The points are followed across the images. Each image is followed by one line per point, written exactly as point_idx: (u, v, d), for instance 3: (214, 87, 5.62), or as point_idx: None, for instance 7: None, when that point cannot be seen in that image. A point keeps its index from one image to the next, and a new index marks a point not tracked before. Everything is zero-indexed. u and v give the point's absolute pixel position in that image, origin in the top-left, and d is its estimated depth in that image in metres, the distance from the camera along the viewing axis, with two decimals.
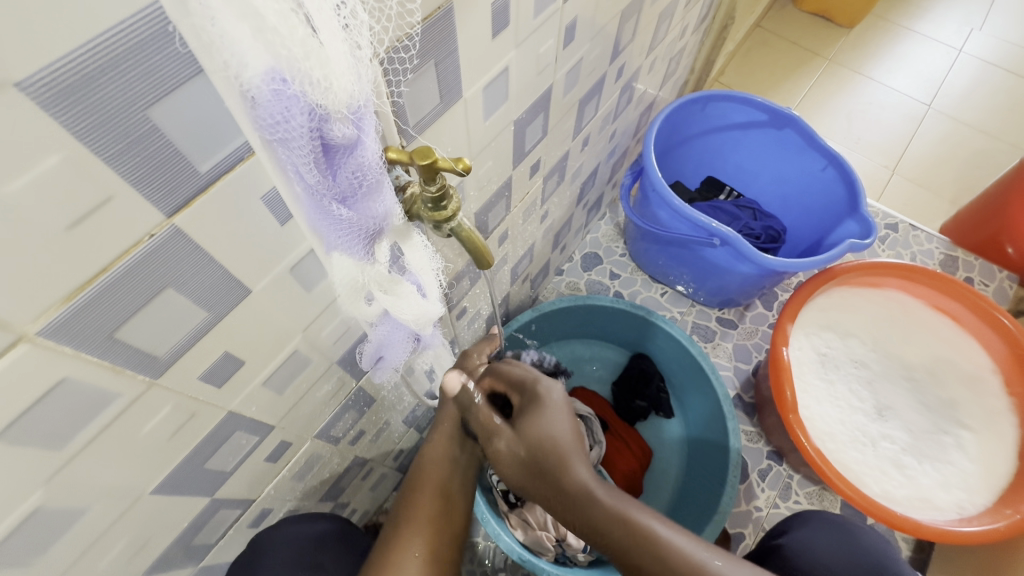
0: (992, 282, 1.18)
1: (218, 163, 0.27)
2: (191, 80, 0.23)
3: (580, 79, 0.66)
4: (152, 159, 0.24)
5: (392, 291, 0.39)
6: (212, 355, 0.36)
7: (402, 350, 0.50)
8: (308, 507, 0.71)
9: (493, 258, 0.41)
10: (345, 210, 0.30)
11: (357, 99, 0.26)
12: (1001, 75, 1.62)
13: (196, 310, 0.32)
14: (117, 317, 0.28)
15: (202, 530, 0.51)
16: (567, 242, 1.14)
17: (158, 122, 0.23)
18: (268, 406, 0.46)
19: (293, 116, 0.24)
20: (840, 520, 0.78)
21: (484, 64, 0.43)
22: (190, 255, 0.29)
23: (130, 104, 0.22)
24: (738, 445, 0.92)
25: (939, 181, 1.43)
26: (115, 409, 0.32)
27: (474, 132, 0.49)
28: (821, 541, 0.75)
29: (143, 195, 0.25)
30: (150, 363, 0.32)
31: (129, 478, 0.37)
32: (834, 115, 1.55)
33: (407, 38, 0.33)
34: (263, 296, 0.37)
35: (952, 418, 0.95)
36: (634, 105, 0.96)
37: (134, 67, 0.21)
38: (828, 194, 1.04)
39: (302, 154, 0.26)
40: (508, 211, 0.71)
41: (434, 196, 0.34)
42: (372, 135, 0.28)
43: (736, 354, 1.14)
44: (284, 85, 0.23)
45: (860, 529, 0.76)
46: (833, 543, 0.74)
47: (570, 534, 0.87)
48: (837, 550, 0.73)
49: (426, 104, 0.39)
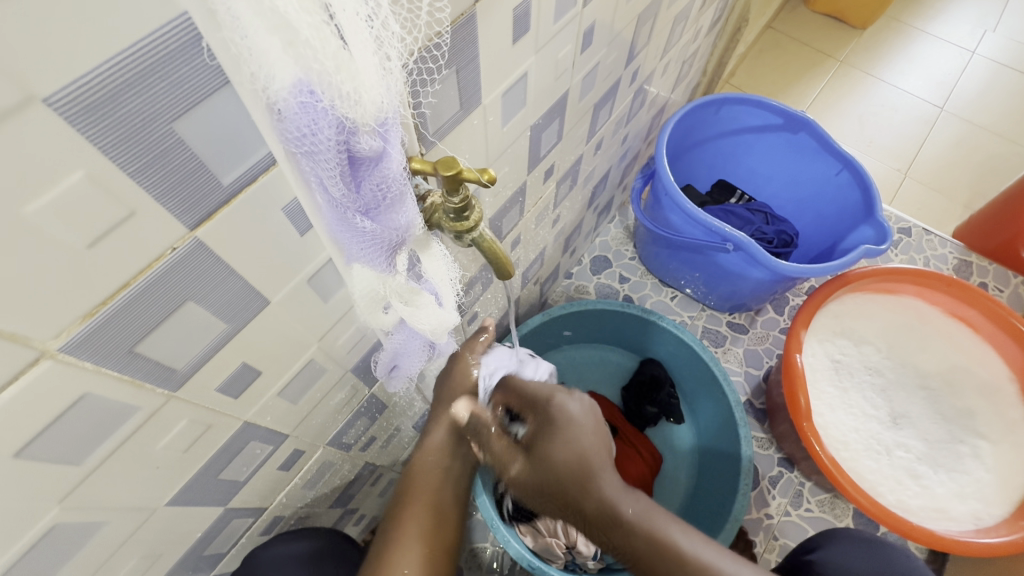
0: (1006, 288, 1.16)
1: (242, 174, 0.26)
2: (218, 91, 0.23)
3: (596, 83, 0.65)
4: (176, 173, 0.24)
5: (411, 302, 0.39)
6: (230, 366, 0.35)
7: (418, 359, 0.49)
8: (318, 513, 0.70)
9: (513, 268, 0.40)
10: (367, 222, 0.30)
11: (385, 111, 0.25)
12: (1015, 77, 1.59)
13: (216, 322, 0.31)
14: (138, 332, 0.27)
15: (216, 538, 0.50)
16: (577, 245, 1.13)
17: (184, 135, 0.23)
18: (282, 415, 0.46)
19: (320, 129, 0.23)
20: (865, 538, 0.77)
21: (504, 69, 0.43)
22: (212, 269, 0.29)
23: (157, 117, 0.21)
24: (750, 454, 0.90)
25: (952, 184, 1.42)
26: (133, 424, 0.31)
27: (491, 137, 0.48)
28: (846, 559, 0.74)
29: (167, 209, 0.24)
30: (169, 377, 0.31)
31: (143, 492, 0.36)
32: (846, 117, 1.54)
33: (433, 45, 0.32)
34: (281, 306, 0.36)
35: (970, 427, 0.94)
36: (646, 108, 0.95)
37: (162, 79, 0.21)
38: (843, 198, 1.03)
39: (328, 167, 0.25)
40: (521, 216, 0.70)
41: (457, 206, 0.33)
42: (398, 148, 0.28)
43: (747, 359, 1.13)
44: (312, 97, 0.23)
45: (883, 546, 0.76)
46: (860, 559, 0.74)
47: (580, 541, 0.86)
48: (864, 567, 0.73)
49: (447, 112, 0.38)
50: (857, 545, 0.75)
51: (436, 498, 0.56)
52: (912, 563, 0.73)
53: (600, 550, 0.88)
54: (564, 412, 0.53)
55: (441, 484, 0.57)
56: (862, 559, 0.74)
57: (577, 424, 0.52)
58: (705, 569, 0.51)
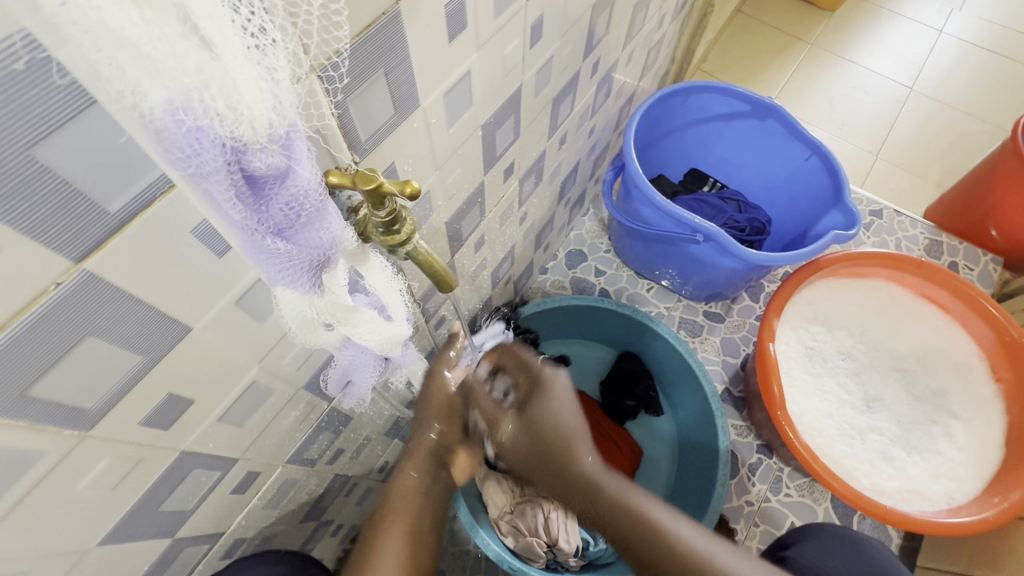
0: (976, 266, 1.17)
1: (131, 199, 0.24)
2: (85, 111, 0.21)
3: (553, 77, 0.63)
4: (46, 204, 0.21)
5: (348, 320, 0.36)
6: (154, 398, 0.33)
7: (370, 373, 0.47)
8: (286, 531, 0.69)
9: (455, 280, 0.38)
10: (282, 243, 0.27)
11: (279, 126, 0.24)
12: (982, 55, 1.61)
13: (127, 355, 0.29)
14: (27, 376, 0.25)
15: (170, 567, 0.49)
16: (550, 240, 1.11)
17: (49, 162, 0.21)
18: (227, 440, 0.44)
19: (204, 148, 0.21)
20: (846, 535, 0.77)
21: (443, 70, 0.41)
22: (111, 301, 0.27)
23: (10, 143, 0.19)
24: (727, 444, 0.90)
25: (922, 164, 1.43)
26: (41, 470, 0.29)
27: (438, 142, 0.46)
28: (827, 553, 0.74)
29: (41, 242, 0.22)
30: (78, 417, 0.29)
31: (70, 536, 0.34)
32: (817, 101, 1.53)
33: (340, 50, 0.29)
34: (208, 332, 0.34)
35: (942, 408, 0.95)
36: (613, 98, 0.93)
37: (7, 103, 0.18)
38: (813, 182, 1.02)
39: (222, 189, 0.23)
40: (483, 217, 0.68)
41: (385, 221, 0.31)
42: (307, 162, 0.26)
43: (724, 348, 1.13)
44: (189, 115, 0.21)
45: (866, 542, 0.76)
46: (839, 556, 0.74)
47: (561, 538, 0.85)
48: (839, 562, 0.73)
49: (378, 117, 0.36)
50: (834, 543, 0.76)
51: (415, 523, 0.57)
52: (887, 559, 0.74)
53: (581, 547, 0.88)
54: (554, 384, 0.68)
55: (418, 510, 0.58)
56: (840, 555, 0.74)
57: (558, 401, 0.67)
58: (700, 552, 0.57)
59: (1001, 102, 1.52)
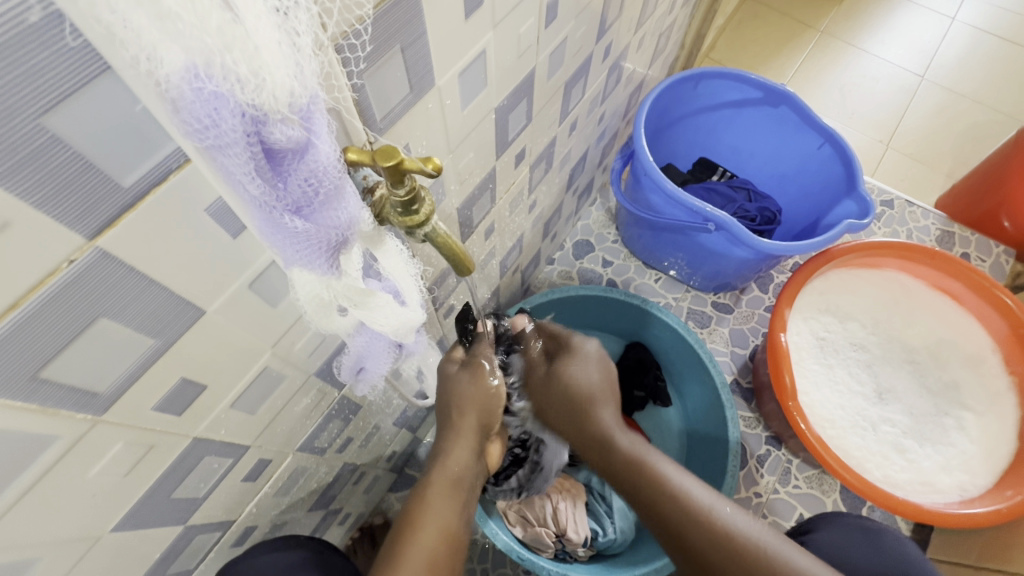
0: (988, 257, 1.15)
1: (146, 173, 0.23)
2: (98, 78, 0.20)
3: (565, 60, 0.62)
4: (57, 175, 0.20)
5: (364, 304, 0.36)
6: (167, 383, 0.33)
7: (383, 360, 0.46)
8: (295, 519, 0.68)
9: (473, 264, 0.38)
10: (300, 221, 0.27)
11: (301, 96, 0.23)
12: (995, 42, 1.58)
13: (140, 337, 0.29)
14: (38, 357, 0.24)
15: (180, 556, 0.48)
16: (558, 230, 1.10)
17: (59, 131, 0.20)
18: (239, 427, 0.43)
19: (223, 118, 0.21)
20: (863, 524, 0.76)
21: (459, 48, 0.39)
22: (123, 281, 0.26)
23: (19, 111, 0.18)
24: (737, 435, 0.90)
25: (933, 153, 1.41)
26: (54, 454, 0.28)
27: (452, 124, 0.45)
28: (844, 548, 0.73)
29: (53, 217, 0.21)
30: (90, 401, 0.28)
31: (82, 523, 0.34)
32: (827, 89, 1.51)
33: (362, 17, 0.28)
34: (220, 316, 0.33)
35: (955, 400, 0.94)
36: (623, 85, 0.92)
37: (16, 67, 0.17)
38: (825, 171, 1.01)
39: (240, 162, 0.22)
40: (493, 203, 0.67)
41: (404, 200, 0.30)
42: (326, 136, 0.25)
43: (733, 339, 1.12)
44: (209, 82, 0.20)
45: (882, 531, 0.75)
46: (855, 548, 0.73)
47: (569, 528, 0.85)
48: (857, 556, 0.73)
49: (394, 95, 0.35)
50: (854, 535, 0.75)
51: (453, 513, 0.55)
52: (904, 549, 0.74)
53: (589, 537, 0.87)
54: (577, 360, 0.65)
55: (458, 499, 0.56)
56: (857, 548, 0.73)
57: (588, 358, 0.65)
58: (705, 510, 0.57)
59: (1014, 91, 1.50)
